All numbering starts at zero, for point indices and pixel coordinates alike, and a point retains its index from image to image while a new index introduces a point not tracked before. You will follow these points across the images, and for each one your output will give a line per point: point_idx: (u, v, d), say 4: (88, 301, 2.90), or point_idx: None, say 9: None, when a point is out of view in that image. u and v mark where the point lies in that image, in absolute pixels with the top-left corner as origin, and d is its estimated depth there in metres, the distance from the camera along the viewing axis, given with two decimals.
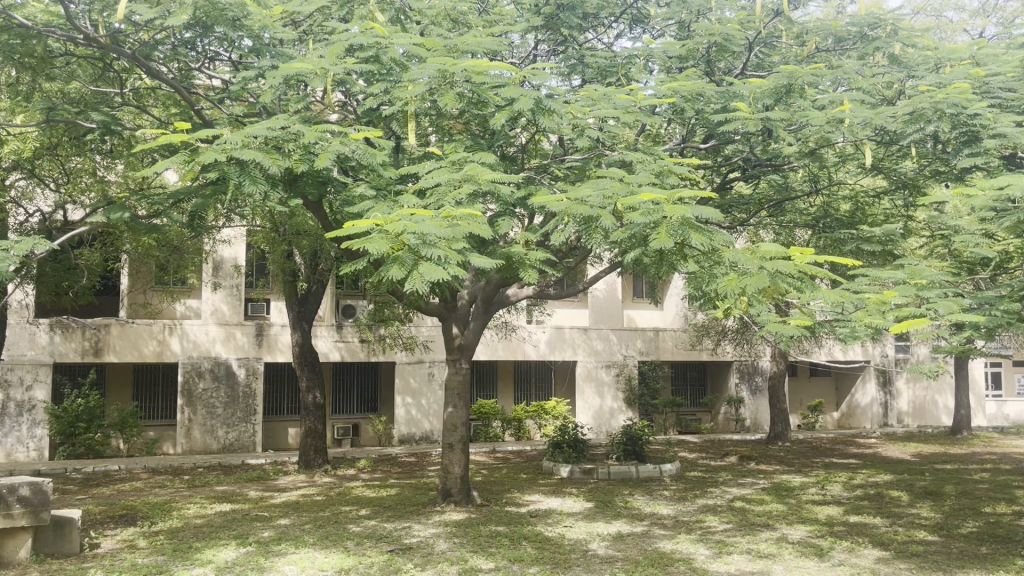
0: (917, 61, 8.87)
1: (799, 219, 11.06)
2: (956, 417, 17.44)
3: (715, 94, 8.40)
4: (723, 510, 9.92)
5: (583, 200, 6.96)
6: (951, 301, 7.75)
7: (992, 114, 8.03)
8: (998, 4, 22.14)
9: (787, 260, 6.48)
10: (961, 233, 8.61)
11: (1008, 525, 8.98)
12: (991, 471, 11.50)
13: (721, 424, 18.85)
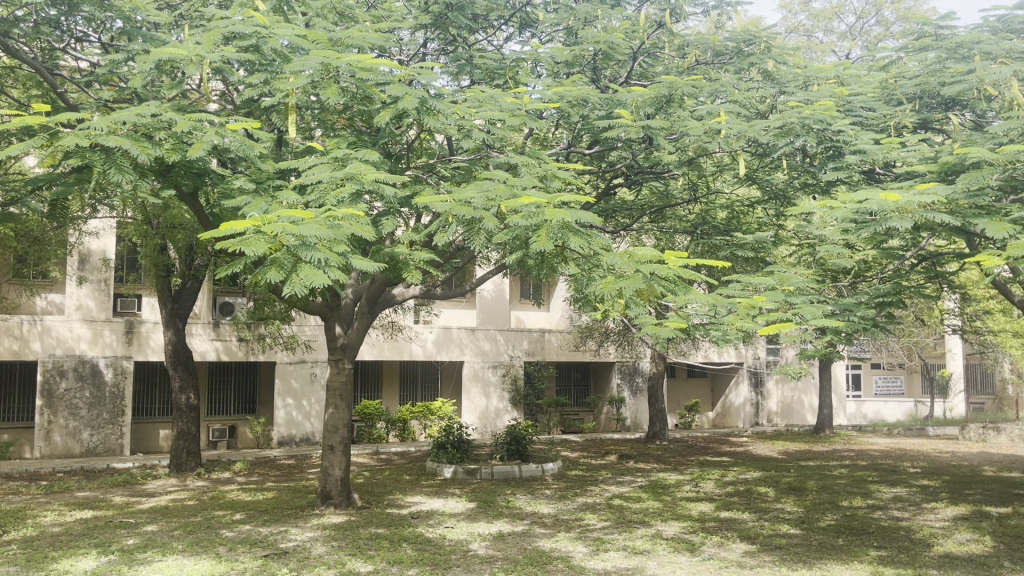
0: (788, 78, 9.37)
1: (679, 225, 11.46)
2: (820, 417, 18.40)
3: (599, 101, 8.65)
4: (602, 507, 10.14)
5: (467, 201, 6.96)
6: (814, 307, 8.19)
7: (852, 130, 8.56)
8: (864, 28, 23.75)
9: (661, 265, 6.67)
10: (825, 242, 9.11)
11: (863, 518, 9.57)
12: (849, 467, 12.21)
13: (603, 424, 19.26)
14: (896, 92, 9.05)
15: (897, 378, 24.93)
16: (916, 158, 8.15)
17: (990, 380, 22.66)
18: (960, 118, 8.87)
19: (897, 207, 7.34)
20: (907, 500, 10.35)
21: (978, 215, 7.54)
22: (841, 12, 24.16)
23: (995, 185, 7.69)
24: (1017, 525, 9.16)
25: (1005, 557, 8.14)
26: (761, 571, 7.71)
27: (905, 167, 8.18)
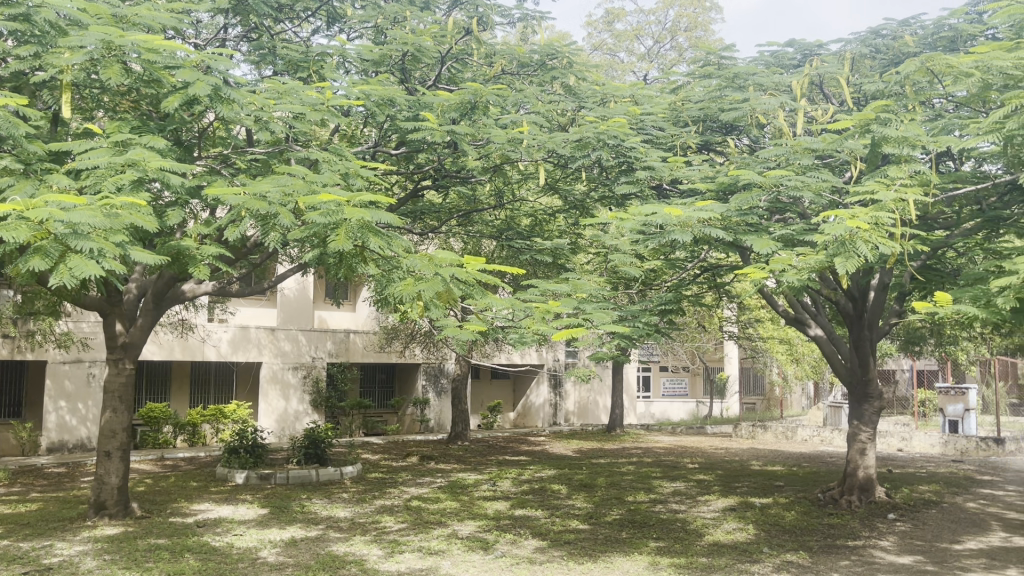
0: (587, 93, 9.78)
1: (484, 230, 11.70)
2: (612, 416, 19.36)
3: (406, 102, 8.64)
4: (399, 510, 10.12)
5: (261, 195, 6.69)
6: (604, 313, 8.63)
7: (643, 148, 9.10)
8: (660, 52, 25.36)
9: (459, 268, 6.76)
10: (616, 251, 9.62)
11: (645, 512, 10.19)
12: (636, 464, 12.97)
13: (406, 425, 19.25)
14: (682, 115, 9.75)
15: (682, 380, 26.86)
16: (698, 177, 8.78)
17: (759, 382, 24.94)
18: (737, 142, 9.70)
19: (679, 221, 7.87)
20: (684, 494, 11.16)
21: (748, 232, 8.28)
22: (640, 35, 25.67)
23: (763, 205, 8.49)
24: (775, 513, 10.13)
25: (764, 543, 8.99)
26: (549, 566, 8.01)
27: (689, 184, 8.80)
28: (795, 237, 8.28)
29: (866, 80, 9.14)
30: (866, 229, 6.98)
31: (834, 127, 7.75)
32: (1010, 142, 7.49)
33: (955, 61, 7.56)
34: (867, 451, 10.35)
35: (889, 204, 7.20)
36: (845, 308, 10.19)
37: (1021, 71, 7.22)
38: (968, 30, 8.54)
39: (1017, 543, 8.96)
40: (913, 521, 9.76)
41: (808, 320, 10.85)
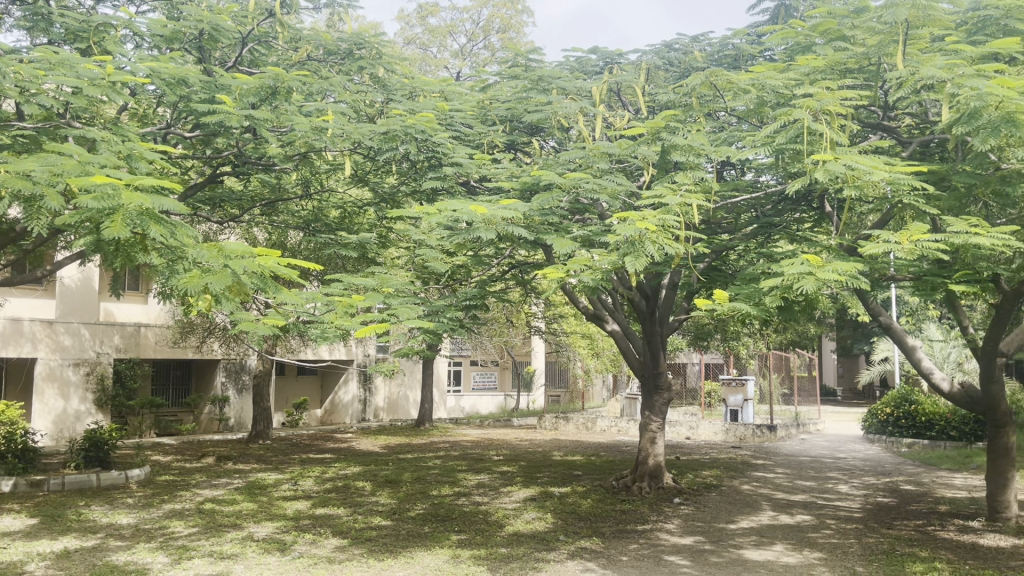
0: (396, 85, 9.74)
1: (291, 220, 11.34)
2: (421, 411, 19.36)
3: (201, 83, 8.21)
4: (190, 513, 9.58)
5: (24, 174, 6.07)
6: (408, 308, 8.61)
7: (451, 143, 9.14)
8: (473, 51, 25.75)
9: (252, 261, 6.44)
10: (423, 246, 9.63)
11: (448, 505, 10.28)
12: (443, 458, 13.08)
13: (203, 425, 18.25)
14: (490, 113, 9.89)
15: (491, 374, 27.50)
16: (503, 176, 8.95)
17: (565, 375, 25.91)
18: (541, 143, 9.97)
19: (484, 218, 7.94)
20: (488, 486, 11.37)
21: (549, 230, 8.53)
22: (453, 32, 25.90)
23: (563, 205, 8.79)
24: (573, 502, 10.56)
25: (561, 531, 9.33)
26: (349, 565, 7.89)
27: (494, 182, 8.94)
28: (592, 237, 8.63)
29: (659, 91, 9.70)
30: (654, 231, 7.37)
31: (628, 133, 8.17)
32: (780, 156, 8.20)
33: (735, 77, 8.25)
34: (657, 440, 11.05)
35: (675, 208, 7.66)
36: (638, 305, 10.79)
37: (790, 91, 7.92)
38: (749, 49, 9.27)
39: (782, 521, 9.88)
40: (695, 504, 10.52)
41: (606, 316, 11.39)
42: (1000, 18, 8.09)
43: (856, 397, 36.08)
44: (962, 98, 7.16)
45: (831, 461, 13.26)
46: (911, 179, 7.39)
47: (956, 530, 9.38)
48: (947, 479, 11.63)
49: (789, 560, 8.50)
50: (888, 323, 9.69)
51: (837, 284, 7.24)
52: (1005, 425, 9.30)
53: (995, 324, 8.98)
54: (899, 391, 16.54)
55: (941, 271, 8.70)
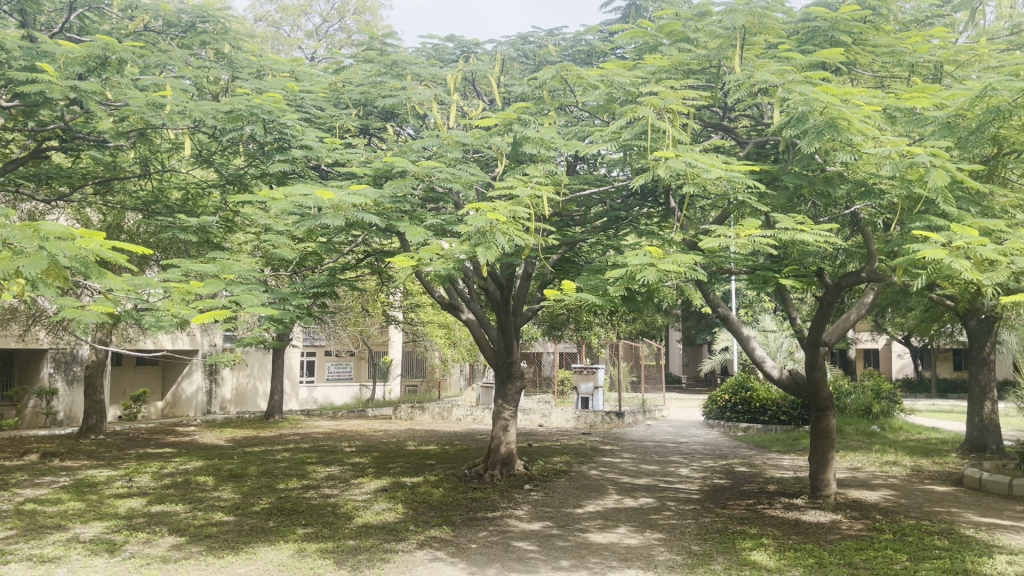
0: (242, 63, 9.40)
1: (127, 201, 10.68)
2: (270, 402, 18.75)
3: (21, 49, 7.60)
4: (7, 515, 8.86)
5: None
6: (252, 295, 8.28)
7: (300, 126, 8.85)
8: (328, 32, 25.20)
9: (72, 244, 5.72)
10: (270, 232, 9.30)
11: (295, 499, 10.01)
12: (292, 450, 12.73)
13: (28, 419, 17.05)
14: (342, 97, 9.68)
15: (347, 364, 27.23)
16: (355, 161, 8.76)
17: (421, 365, 25.96)
18: (395, 129, 9.84)
19: (332, 204, 7.71)
20: (338, 478, 11.17)
21: (401, 218, 8.40)
22: (307, 11, 25.24)
23: (415, 193, 8.70)
24: (424, 491, 10.53)
25: (411, 521, 9.29)
26: (186, 564, 7.53)
27: (346, 167, 8.73)
28: (443, 226, 8.60)
29: (513, 82, 9.82)
30: (504, 222, 7.39)
31: (481, 123, 8.18)
32: (626, 151, 8.45)
33: (584, 73, 8.48)
34: (509, 428, 11.19)
35: (525, 199, 7.72)
36: (493, 294, 10.80)
37: (636, 89, 8.17)
38: (600, 46, 9.51)
39: (626, 504, 10.24)
40: (544, 490, 10.75)
41: (461, 305, 11.37)
42: (827, 30, 8.66)
43: (698, 385, 38.08)
44: (792, 102, 7.61)
45: (674, 446, 13.88)
46: (745, 178, 7.77)
47: (783, 507, 10.05)
48: (776, 460, 12.44)
49: (631, 541, 8.83)
50: (726, 314, 10.19)
51: (676, 277, 7.53)
52: (826, 409, 10.01)
53: (819, 315, 9.63)
54: (737, 378, 17.59)
55: (771, 265, 9.27)
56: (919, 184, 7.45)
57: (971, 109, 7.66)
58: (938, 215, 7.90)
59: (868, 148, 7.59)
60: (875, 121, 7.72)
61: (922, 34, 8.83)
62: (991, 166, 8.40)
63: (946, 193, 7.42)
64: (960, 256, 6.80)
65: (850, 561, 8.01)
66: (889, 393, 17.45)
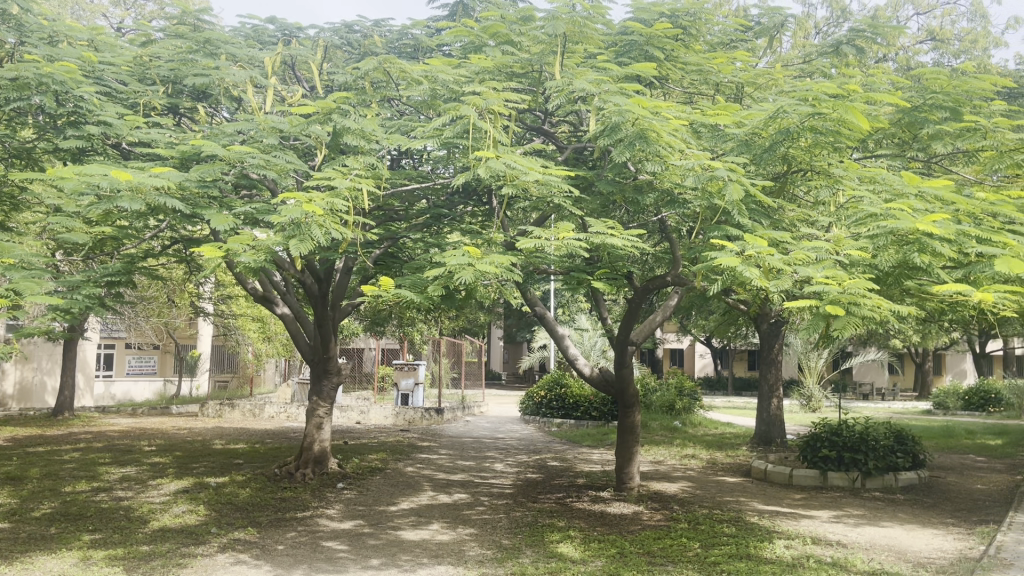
0: (31, 27, 8.58)
1: None
2: (58, 398, 17.21)
3: None
4: None
5: None
6: (34, 281, 7.54)
7: (97, 100, 8.16)
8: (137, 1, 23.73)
9: None
10: (60, 215, 8.52)
11: (82, 503, 9.25)
12: (82, 450, 11.77)
13: None
14: (148, 72, 9.04)
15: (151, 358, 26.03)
16: (160, 141, 8.19)
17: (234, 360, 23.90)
18: (206, 110, 9.30)
19: (129, 187, 7.13)
20: (134, 480, 10.44)
21: (208, 205, 7.94)
22: None
23: (226, 179, 8.27)
24: (230, 492, 10.06)
25: (213, 524, 8.83)
26: None
27: (148, 147, 8.13)
28: (256, 215, 8.22)
29: (336, 70, 9.60)
30: (321, 215, 7.11)
31: (299, 111, 7.89)
32: (448, 148, 8.45)
33: (407, 67, 8.45)
34: (323, 426, 10.91)
35: (344, 191, 7.50)
36: (310, 287, 10.48)
37: (459, 86, 8.20)
38: (426, 41, 9.47)
39: (440, 500, 10.26)
40: (358, 488, 10.58)
41: (276, 299, 10.97)
42: (642, 44, 9.11)
43: (516, 381, 39.09)
44: (607, 112, 7.88)
45: (490, 441, 14.10)
46: (562, 182, 7.96)
47: (590, 500, 10.46)
48: (586, 454, 12.93)
49: (444, 537, 8.86)
50: (543, 313, 10.46)
51: (492, 276, 7.59)
52: (632, 405, 10.51)
53: (627, 315, 10.10)
54: (554, 376, 18.17)
55: (586, 268, 9.60)
56: (719, 197, 7.95)
57: (765, 128, 8.29)
58: (734, 226, 8.50)
59: (674, 160, 8.00)
60: (681, 134, 8.17)
61: (727, 56, 9.53)
62: (781, 183, 9.15)
63: (741, 206, 7.97)
64: (752, 265, 7.33)
65: (649, 549, 8.44)
66: (690, 391, 18.64)
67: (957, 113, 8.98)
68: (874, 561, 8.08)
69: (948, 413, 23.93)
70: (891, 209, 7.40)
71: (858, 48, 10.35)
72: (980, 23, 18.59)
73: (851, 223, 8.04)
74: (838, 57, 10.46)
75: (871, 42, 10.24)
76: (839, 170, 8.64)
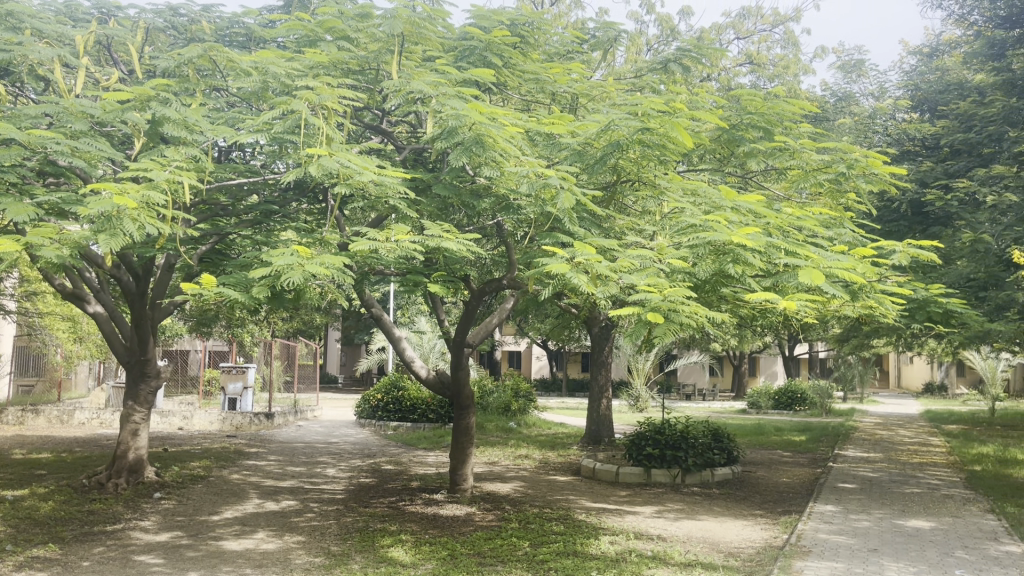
0: None
1: None
2: None
3: None
4: None
5: None
6: None
7: None
8: None
9: None
10: None
11: None
12: None
13: None
14: None
15: None
16: None
17: (43, 367, 22.09)
18: (7, 88, 8.53)
19: None
20: None
21: (5, 192, 7.25)
22: None
23: (26, 164, 7.59)
24: (29, 505, 9.23)
25: (8, 541, 8.07)
26: None
27: None
28: (61, 206, 7.58)
29: (158, 55, 9.04)
30: (135, 207, 6.64)
31: (113, 95, 7.35)
32: (279, 143, 8.15)
33: (235, 57, 8.07)
34: (139, 432, 10.25)
35: (161, 183, 7.05)
36: (127, 284, 9.83)
37: (291, 80, 7.92)
38: (257, 31, 9.11)
39: (267, 507, 9.90)
40: (177, 498, 10.00)
41: (88, 296, 10.20)
42: (481, 50, 9.19)
43: (353, 385, 38.45)
44: (443, 115, 7.85)
45: (323, 446, 13.75)
46: (396, 183, 7.86)
47: (423, 503, 10.42)
48: (421, 457, 12.88)
49: (268, 546, 8.53)
50: (379, 314, 10.29)
51: (322, 277, 7.37)
52: (467, 407, 10.55)
53: (464, 318, 10.12)
54: (391, 379, 18.00)
55: (422, 270, 9.56)
56: (550, 204, 8.11)
57: (597, 139, 8.55)
58: (566, 233, 8.72)
59: (509, 166, 8.09)
60: (517, 141, 8.27)
61: (563, 67, 9.77)
62: (610, 192, 9.49)
63: (571, 213, 8.16)
64: (581, 271, 7.53)
65: (479, 550, 8.50)
66: (526, 392, 19.04)
67: (769, 134, 9.67)
68: (690, 553, 8.54)
69: (760, 413, 25.55)
70: (709, 221, 7.84)
71: (684, 67, 10.93)
72: (792, 50, 20.13)
73: (674, 232, 8.44)
74: (666, 74, 10.99)
75: (696, 61, 10.84)
76: (663, 182, 9.07)
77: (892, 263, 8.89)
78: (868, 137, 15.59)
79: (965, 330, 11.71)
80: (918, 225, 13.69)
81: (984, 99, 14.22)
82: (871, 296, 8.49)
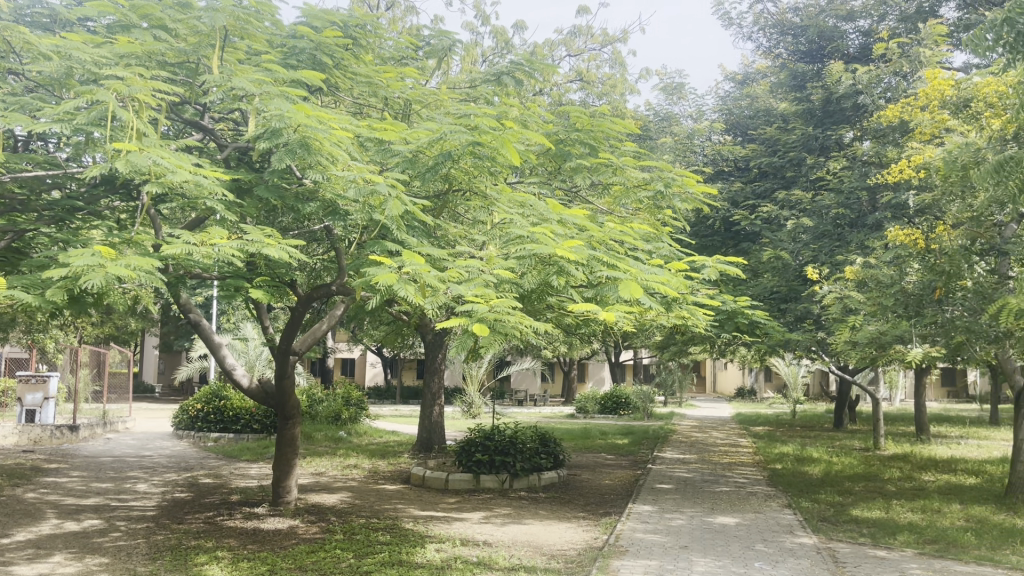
0: None
1: None
2: None
3: None
4: None
5: None
6: None
7: None
8: None
9: None
10: None
11: None
12: None
13: None
14: None
15: None
16: None
17: None
18: None
19: None
20: None
21: None
22: None
23: None
24: None
25: None
26: None
27: None
28: None
29: None
30: None
31: None
32: (84, 134, 7.58)
33: (35, 39, 7.43)
34: None
35: None
36: None
37: (99, 68, 7.38)
38: (63, 14, 8.46)
39: (66, 528, 9.15)
40: None
41: None
42: (311, 50, 8.96)
43: (173, 394, 36.34)
44: (267, 114, 7.57)
45: (134, 460, 12.89)
46: (215, 184, 7.49)
47: (242, 517, 9.98)
48: (242, 470, 12.35)
49: (66, 570, 7.88)
50: (196, 321, 9.75)
51: (129, 280, 6.90)
52: (291, 417, 10.21)
53: (289, 325, 9.76)
54: (212, 387, 17.18)
55: (244, 274, 9.17)
56: (379, 211, 7.99)
57: (428, 148, 8.54)
58: (395, 241, 8.64)
59: (337, 171, 7.91)
60: (344, 146, 8.11)
61: (396, 72, 9.70)
62: (442, 201, 9.51)
63: (399, 221, 8.09)
64: (409, 280, 7.47)
65: (300, 564, 8.25)
66: (357, 400, 18.73)
67: (595, 150, 10.05)
68: (513, 557, 8.69)
69: (589, 417, 26.49)
70: (535, 233, 8.00)
71: (516, 80, 11.17)
72: (619, 70, 21.04)
73: (502, 243, 8.56)
74: (499, 86, 11.17)
75: (528, 76, 11.11)
76: (494, 193, 9.20)
77: (703, 276, 9.48)
78: (687, 157, 16.52)
79: (768, 339, 12.72)
80: (730, 241, 14.64)
81: (788, 127, 15.46)
82: (683, 307, 9.00)
